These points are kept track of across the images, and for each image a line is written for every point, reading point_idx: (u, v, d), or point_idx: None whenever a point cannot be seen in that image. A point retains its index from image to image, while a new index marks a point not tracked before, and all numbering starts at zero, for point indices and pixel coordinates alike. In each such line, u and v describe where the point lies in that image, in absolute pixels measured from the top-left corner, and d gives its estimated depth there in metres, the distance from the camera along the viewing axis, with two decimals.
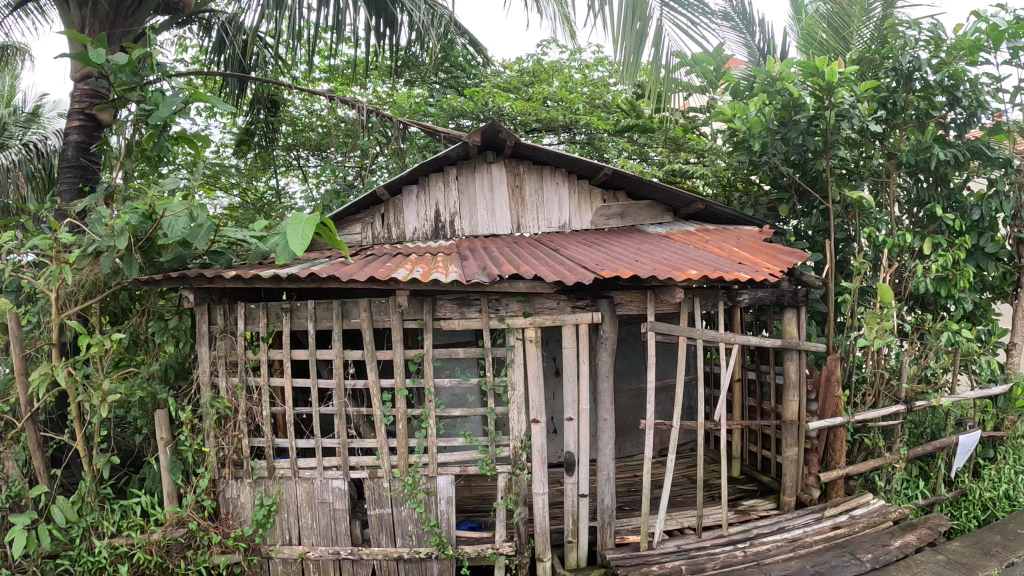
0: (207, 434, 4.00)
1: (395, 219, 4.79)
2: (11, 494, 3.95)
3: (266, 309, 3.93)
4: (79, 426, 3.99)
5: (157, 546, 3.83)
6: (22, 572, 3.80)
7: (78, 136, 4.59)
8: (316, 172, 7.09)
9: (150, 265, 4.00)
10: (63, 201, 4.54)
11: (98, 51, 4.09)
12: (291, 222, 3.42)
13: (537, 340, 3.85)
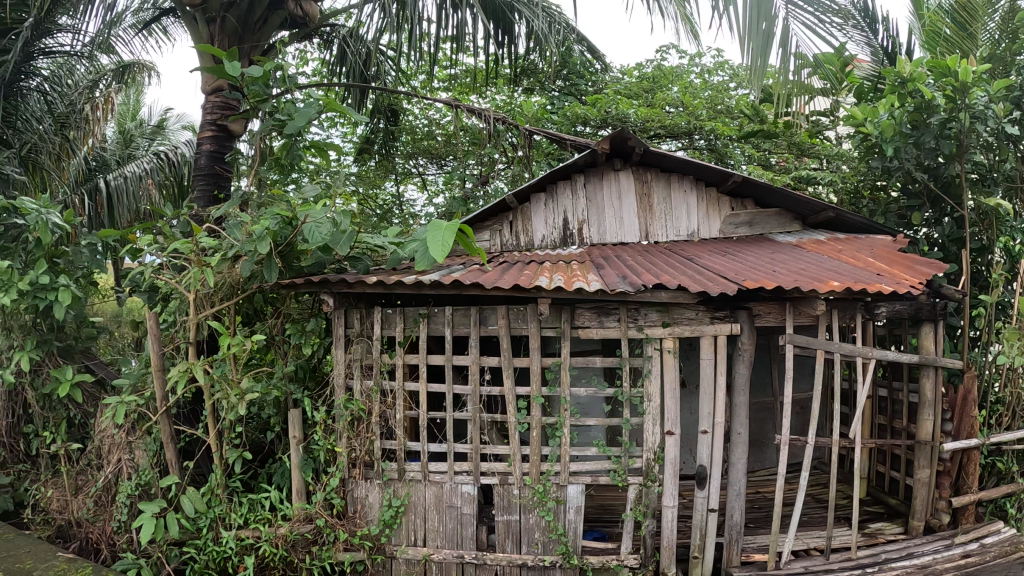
0: (339, 433, 4.00)
1: (523, 226, 4.80)
2: (140, 483, 3.76)
3: (403, 315, 3.89)
4: (212, 421, 3.86)
5: (283, 540, 3.72)
6: (148, 556, 3.72)
7: (210, 145, 4.65)
8: (436, 181, 7.17)
9: (289, 268, 3.95)
10: (200, 208, 4.56)
11: (233, 62, 4.10)
12: (430, 229, 3.35)
13: (675, 351, 3.77)
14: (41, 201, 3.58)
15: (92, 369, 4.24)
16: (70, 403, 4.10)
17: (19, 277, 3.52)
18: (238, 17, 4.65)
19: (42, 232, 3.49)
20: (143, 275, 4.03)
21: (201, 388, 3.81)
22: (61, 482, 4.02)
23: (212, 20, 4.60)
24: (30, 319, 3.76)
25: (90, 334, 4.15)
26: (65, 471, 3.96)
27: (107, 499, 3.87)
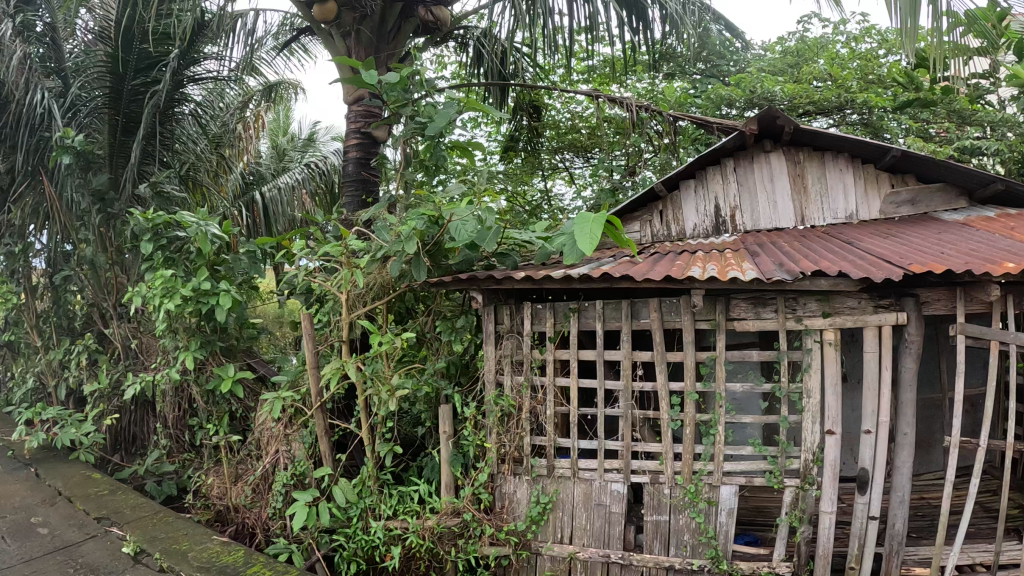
0: (489, 429, 3.98)
1: (674, 215, 4.76)
2: (296, 473, 3.76)
3: (552, 310, 3.84)
4: (364, 415, 3.91)
5: (429, 532, 3.63)
6: (298, 540, 3.69)
7: (357, 153, 4.77)
8: (584, 175, 7.19)
9: (438, 267, 4.03)
10: (349, 212, 4.69)
11: (369, 71, 3.98)
12: (578, 221, 3.28)
13: (837, 343, 3.54)
14: (199, 214, 3.68)
15: (251, 366, 4.30)
16: (232, 398, 4.12)
17: (182, 285, 3.63)
18: (373, 30, 4.45)
19: (201, 243, 3.59)
20: (296, 276, 4.19)
21: (354, 384, 3.83)
22: (221, 470, 4.07)
23: (348, 34, 4.44)
24: (193, 321, 3.83)
25: (250, 336, 4.27)
26: (225, 461, 3.99)
27: (265, 487, 3.89)
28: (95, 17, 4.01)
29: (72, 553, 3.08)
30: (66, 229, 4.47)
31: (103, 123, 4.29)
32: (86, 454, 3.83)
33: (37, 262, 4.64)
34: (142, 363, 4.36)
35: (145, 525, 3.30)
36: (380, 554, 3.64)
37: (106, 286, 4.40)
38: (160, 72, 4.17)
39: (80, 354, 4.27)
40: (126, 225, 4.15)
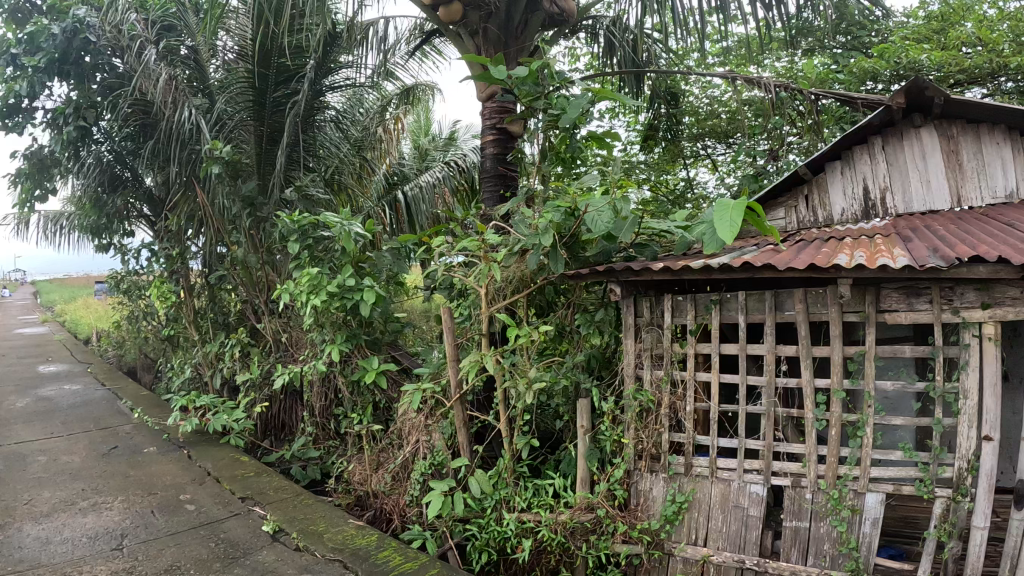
0: (626, 423, 3.32)
1: (820, 198, 4.56)
2: (432, 464, 3.29)
3: (693, 302, 3.17)
4: (503, 407, 3.27)
5: (563, 527, 3.11)
6: (434, 529, 3.26)
7: (492, 148, 4.00)
8: (727, 161, 6.66)
9: (574, 260, 3.17)
10: (486, 209, 3.92)
11: (498, 66, 3.40)
12: (716, 210, 3.03)
13: (999, 338, 2.96)
14: (342, 212, 3.27)
15: (396, 357, 3.85)
16: (375, 389, 3.74)
17: (328, 280, 3.24)
18: (500, 26, 4.14)
19: (346, 242, 3.12)
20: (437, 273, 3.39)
21: (492, 375, 3.18)
22: (363, 457, 3.69)
23: (476, 32, 4.19)
24: (339, 314, 3.47)
25: (397, 328, 3.75)
26: (365, 446, 3.59)
27: (405, 475, 3.45)
28: (236, 37, 4.04)
29: (215, 528, 3.10)
30: (219, 234, 4.70)
31: (250, 133, 4.37)
32: (236, 440, 3.97)
33: (193, 265, 4.89)
34: (292, 356, 4.22)
35: (286, 506, 3.30)
36: (514, 547, 3.17)
37: (258, 283, 4.40)
38: (299, 83, 4.18)
39: (235, 347, 4.36)
40: (274, 228, 4.16)
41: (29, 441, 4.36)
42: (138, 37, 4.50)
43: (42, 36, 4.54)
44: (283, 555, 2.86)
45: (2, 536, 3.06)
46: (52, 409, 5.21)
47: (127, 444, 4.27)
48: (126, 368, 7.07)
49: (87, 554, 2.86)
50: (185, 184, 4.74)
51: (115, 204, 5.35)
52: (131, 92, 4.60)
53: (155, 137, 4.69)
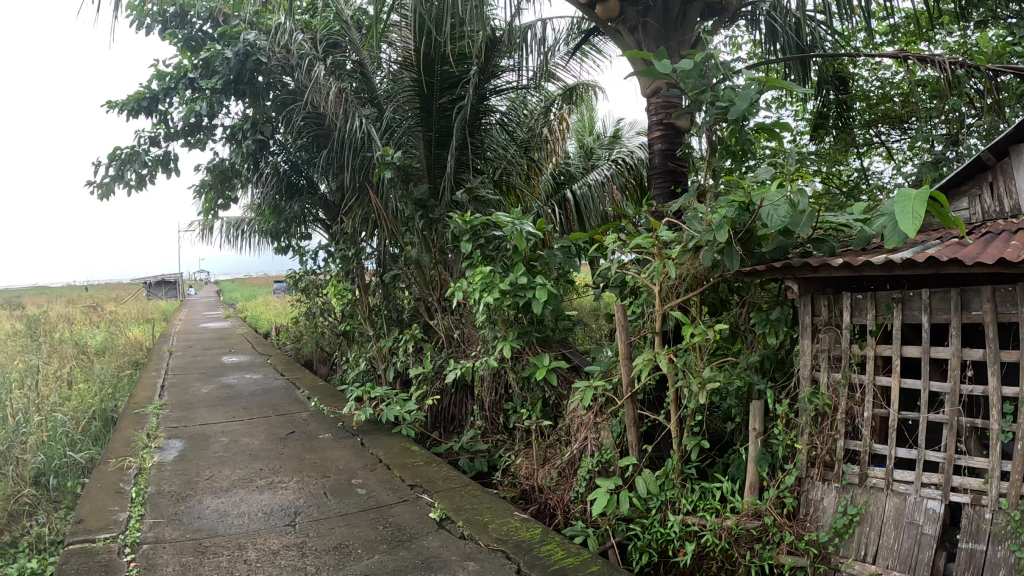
0: (800, 427, 3.13)
1: (1007, 186, 3.86)
2: (600, 462, 3.32)
3: (873, 298, 2.95)
4: (674, 407, 3.27)
5: (728, 533, 2.98)
6: (597, 527, 3.30)
7: (660, 145, 4.20)
8: (905, 147, 6.08)
9: (750, 257, 3.03)
10: (658, 204, 4.10)
11: (663, 61, 3.36)
12: (896, 200, 2.76)
13: None
14: (514, 211, 3.36)
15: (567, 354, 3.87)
16: (545, 386, 3.82)
17: (499, 279, 3.32)
18: (659, 18, 4.16)
19: (518, 241, 3.22)
20: (609, 271, 3.41)
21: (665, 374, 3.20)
22: (530, 452, 3.77)
23: (635, 27, 4.22)
24: (511, 312, 3.55)
25: (568, 327, 3.74)
26: (534, 441, 3.67)
27: (571, 471, 3.48)
28: (398, 49, 4.26)
29: (384, 512, 3.24)
30: (392, 235, 4.97)
31: (419, 140, 4.52)
32: (407, 429, 4.17)
33: (368, 264, 5.22)
34: (463, 351, 4.30)
35: (453, 495, 3.40)
36: (676, 551, 3.09)
37: (431, 282, 4.60)
38: (464, 88, 4.30)
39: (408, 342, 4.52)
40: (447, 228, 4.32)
41: (215, 424, 4.79)
42: (304, 55, 4.84)
43: (217, 60, 4.95)
44: (449, 541, 2.93)
45: (187, 507, 3.38)
46: (235, 396, 5.70)
47: (303, 430, 4.56)
48: (302, 360, 7.61)
49: (262, 529, 3.09)
50: (361, 189, 5.01)
51: (294, 208, 6.06)
52: (303, 106, 4.95)
53: (330, 147, 4.98)
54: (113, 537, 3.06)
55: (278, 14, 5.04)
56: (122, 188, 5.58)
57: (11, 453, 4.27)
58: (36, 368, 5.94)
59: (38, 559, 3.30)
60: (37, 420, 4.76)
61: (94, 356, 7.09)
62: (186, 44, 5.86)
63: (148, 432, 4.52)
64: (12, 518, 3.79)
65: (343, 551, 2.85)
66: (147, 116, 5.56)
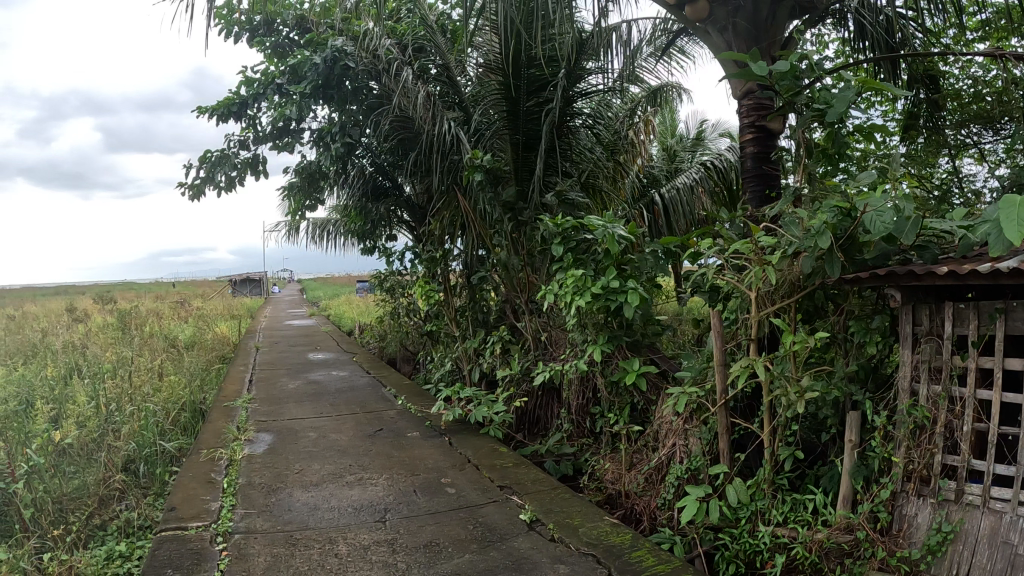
0: (897, 441, 2.91)
1: None
2: (689, 469, 3.30)
3: (976, 308, 2.69)
4: (767, 416, 3.22)
5: (818, 546, 2.89)
6: (684, 535, 3.27)
7: (753, 147, 4.11)
8: (1001, 148, 5.83)
9: (851, 263, 2.91)
10: (753, 210, 4.04)
11: (760, 62, 3.27)
12: (1002, 207, 2.52)
13: None
14: (605, 215, 3.54)
15: (655, 360, 3.88)
16: (634, 391, 3.85)
17: (592, 283, 3.53)
18: (749, 19, 4.07)
19: (609, 245, 3.41)
20: (703, 277, 3.44)
21: (761, 383, 3.16)
22: (617, 456, 3.85)
23: (724, 27, 4.16)
24: (601, 316, 3.71)
25: (656, 331, 3.85)
26: (622, 445, 3.76)
27: (658, 478, 3.53)
28: (485, 53, 4.38)
29: (474, 512, 3.28)
30: (482, 238, 5.04)
31: (507, 143, 4.64)
32: (495, 430, 4.20)
33: (454, 266, 5.32)
34: (550, 354, 4.36)
35: (542, 497, 3.42)
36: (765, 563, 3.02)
37: (518, 284, 4.64)
38: (551, 91, 4.38)
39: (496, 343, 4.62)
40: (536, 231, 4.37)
41: (304, 419, 4.94)
42: (392, 60, 4.96)
43: (306, 66, 5.15)
44: (539, 544, 2.96)
45: (276, 499, 3.48)
46: (322, 392, 5.87)
47: (390, 428, 4.65)
48: (385, 359, 7.78)
49: (351, 524, 3.16)
50: (449, 192, 5.15)
51: (379, 210, 6.26)
52: (390, 110, 5.10)
53: (417, 151, 5.18)
54: (206, 525, 3.19)
55: (366, 20, 5.22)
56: (212, 189, 5.81)
57: (107, 440, 4.48)
58: (131, 360, 6.24)
59: (128, 543, 3.45)
60: (131, 410, 4.98)
61: (185, 350, 7.41)
62: (273, 50, 6.12)
63: (239, 425, 4.68)
64: (105, 502, 3.97)
65: (433, 549, 2.90)
66: (236, 120, 5.81)
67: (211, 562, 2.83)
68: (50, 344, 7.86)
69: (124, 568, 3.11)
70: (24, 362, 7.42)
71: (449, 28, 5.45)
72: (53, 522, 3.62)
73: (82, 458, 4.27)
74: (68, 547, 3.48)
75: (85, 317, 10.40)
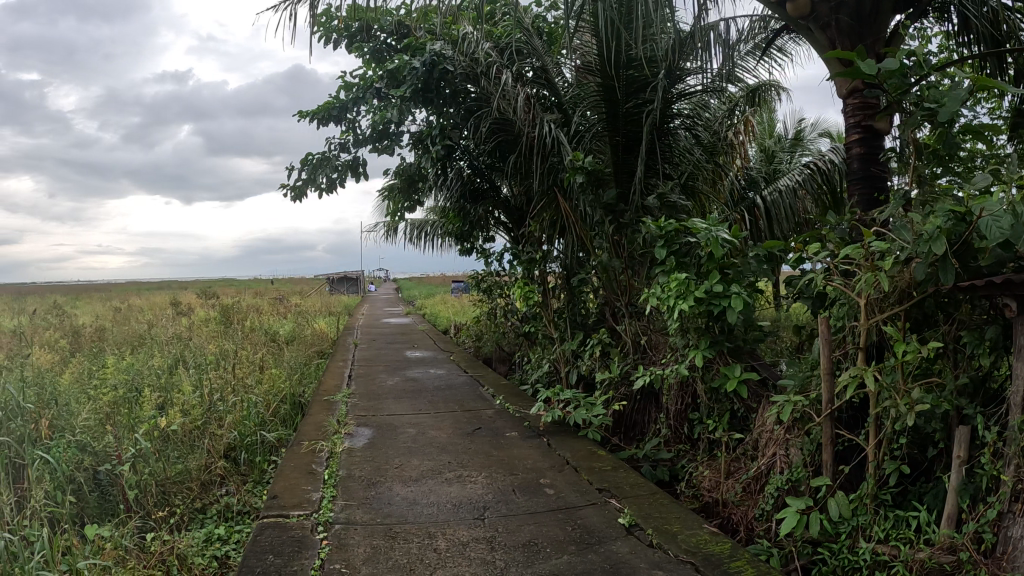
0: (1009, 458, 2.56)
1: None
2: (790, 480, 3.20)
3: None
4: (874, 430, 3.06)
5: (920, 567, 2.65)
6: (781, 548, 3.17)
7: (859, 148, 3.98)
8: None
9: (965, 270, 2.75)
10: (861, 213, 3.92)
11: (870, 60, 3.02)
12: None
13: None
14: (709, 219, 3.54)
15: (755, 367, 3.81)
16: (735, 398, 3.79)
17: (695, 287, 3.52)
18: (853, 15, 3.94)
19: (713, 248, 3.41)
20: (811, 283, 3.35)
21: (870, 394, 3.02)
22: (715, 465, 3.80)
23: (826, 24, 4.03)
24: (701, 321, 3.70)
25: (757, 336, 3.76)
26: (720, 452, 3.72)
27: (756, 488, 3.44)
28: (584, 56, 4.44)
29: (572, 514, 3.30)
30: (580, 240, 5.04)
31: (606, 145, 4.71)
32: (593, 432, 4.21)
33: (552, 267, 5.39)
34: (651, 359, 4.32)
35: (641, 502, 3.40)
36: None
37: (618, 287, 4.63)
38: (651, 92, 4.39)
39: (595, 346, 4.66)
40: (637, 233, 4.36)
41: (403, 415, 5.06)
42: (490, 64, 5.10)
43: (407, 70, 5.33)
44: (638, 548, 2.94)
45: (377, 492, 3.59)
46: (421, 389, 6.02)
47: (489, 428, 4.71)
48: (481, 358, 7.91)
49: (451, 519, 3.23)
50: (548, 194, 5.18)
51: (477, 211, 6.41)
52: (489, 112, 5.22)
53: (515, 153, 5.28)
54: (307, 514, 3.31)
55: (463, 24, 5.36)
56: (314, 190, 6.04)
57: (210, 429, 4.68)
58: (234, 353, 6.55)
59: (227, 527, 3.61)
60: (234, 400, 5.21)
61: (285, 345, 7.72)
62: (372, 56, 6.37)
63: (339, 418, 4.85)
64: (206, 487, 4.15)
65: (532, 549, 2.93)
66: (336, 123, 6.07)
67: (312, 550, 2.94)
68: (157, 336, 8.32)
69: (223, 551, 3.27)
70: (132, 351, 7.86)
71: (544, 30, 5.56)
72: (156, 504, 3.81)
73: (185, 445, 4.48)
74: (171, 528, 3.65)
75: (187, 311, 10.94)
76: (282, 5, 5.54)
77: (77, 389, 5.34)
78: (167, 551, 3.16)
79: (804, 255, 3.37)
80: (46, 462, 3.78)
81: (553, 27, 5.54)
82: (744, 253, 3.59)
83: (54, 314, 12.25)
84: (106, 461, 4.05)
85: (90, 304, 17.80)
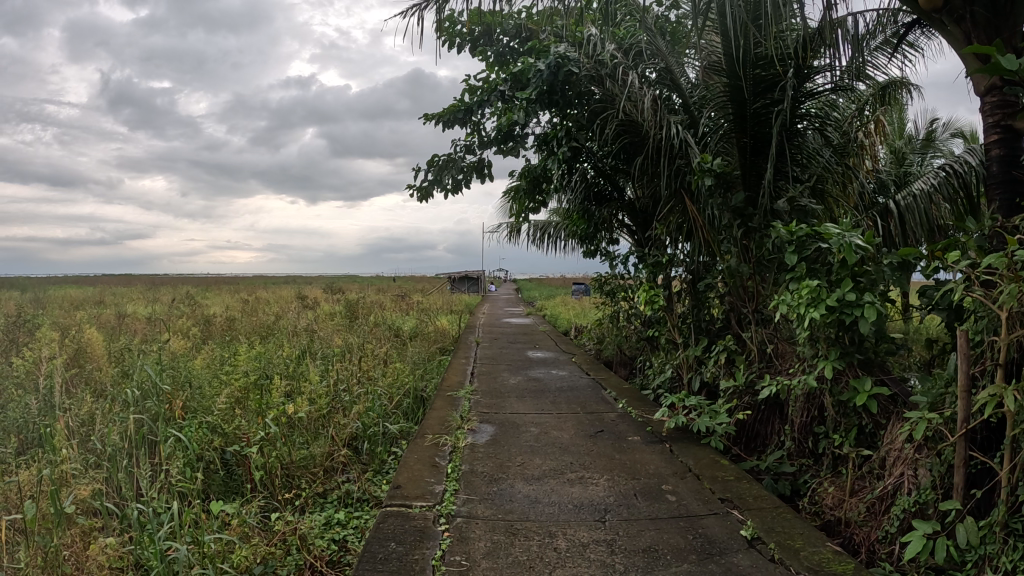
0: None
1: None
2: (918, 502, 2.99)
3: None
4: (1014, 454, 2.70)
5: None
6: (905, 573, 2.94)
7: (999, 150, 3.68)
8: None
9: None
10: (1002, 220, 3.61)
11: (1010, 56, 2.61)
12: None
13: None
14: (842, 224, 3.41)
15: (885, 381, 3.63)
16: (864, 412, 3.61)
17: (827, 294, 3.37)
18: (989, 6, 3.64)
19: (845, 253, 3.24)
20: (950, 294, 3.13)
21: (1011, 416, 2.68)
22: (841, 483, 3.63)
23: (960, 18, 3.75)
24: (832, 331, 3.54)
25: (890, 349, 3.57)
26: (846, 469, 3.53)
27: (881, 509, 3.26)
28: (711, 55, 4.36)
29: (694, 523, 3.25)
30: (706, 244, 4.97)
31: (734, 146, 4.61)
32: (716, 441, 4.11)
33: (677, 271, 5.30)
34: (777, 368, 4.22)
35: (765, 515, 3.30)
36: None
37: (747, 293, 4.52)
38: (781, 93, 4.25)
39: (720, 352, 4.58)
40: (766, 238, 4.23)
41: (525, 414, 5.14)
42: (616, 65, 5.10)
43: (531, 73, 5.43)
44: (758, 563, 2.85)
45: (498, 488, 3.67)
46: (542, 389, 6.10)
47: (612, 430, 4.70)
48: (603, 361, 7.93)
49: (571, 520, 3.25)
50: (675, 196, 5.12)
51: (601, 213, 6.46)
52: (615, 114, 5.21)
53: (642, 155, 5.25)
54: (429, 506, 3.41)
55: (587, 27, 5.38)
56: (440, 190, 6.23)
57: (335, 418, 4.90)
58: (362, 347, 6.86)
59: (347, 512, 3.76)
60: (357, 392, 5.44)
61: (407, 340, 7.98)
62: (495, 58, 6.52)
63: (462, 414, 4.98)
64: (330, 473, 4.35)
65: (652, 555, 2.90)
66: (461, 125, 6.25)
67: (433, 541, 3.04)
68: (285, 326, 8.80)
69: (342, 535, 3.41)
70: (262, 340, 8.35)
71: (667, 30, 5.49)
72: (284, 486, 4.04)
73: (311, 432, 4.71)
74: (295, 509, 3.85)
75: (313, 305, 11.58)
76: (408, 12, 5.73)
77: (213, 373, 5.74)
78: (290, 531, 3.34)
79: (941, 263, 3.17)
80: (180, 440, 4.07)
81: (676, 26, 5.46)
82: (876, 260, 3.40)
83: (188, 304, 13.20)
84: (235, 442, 4.33)
85: (224, 296, 18.96)
